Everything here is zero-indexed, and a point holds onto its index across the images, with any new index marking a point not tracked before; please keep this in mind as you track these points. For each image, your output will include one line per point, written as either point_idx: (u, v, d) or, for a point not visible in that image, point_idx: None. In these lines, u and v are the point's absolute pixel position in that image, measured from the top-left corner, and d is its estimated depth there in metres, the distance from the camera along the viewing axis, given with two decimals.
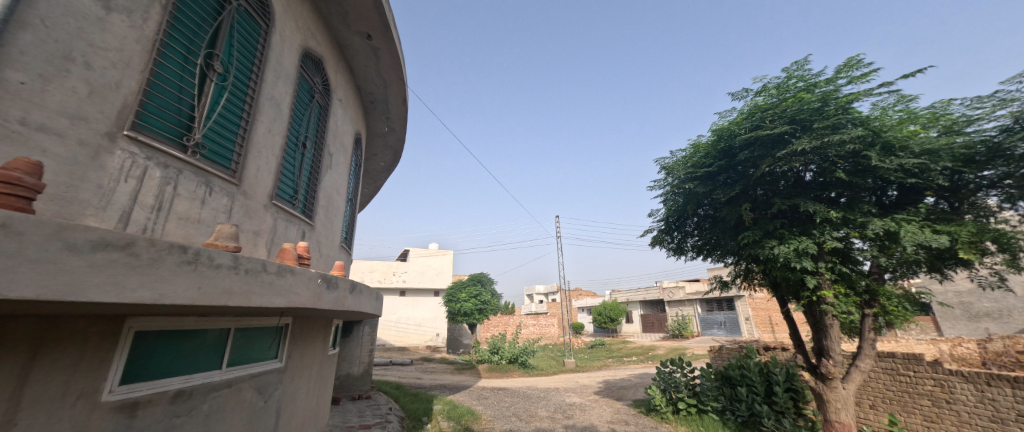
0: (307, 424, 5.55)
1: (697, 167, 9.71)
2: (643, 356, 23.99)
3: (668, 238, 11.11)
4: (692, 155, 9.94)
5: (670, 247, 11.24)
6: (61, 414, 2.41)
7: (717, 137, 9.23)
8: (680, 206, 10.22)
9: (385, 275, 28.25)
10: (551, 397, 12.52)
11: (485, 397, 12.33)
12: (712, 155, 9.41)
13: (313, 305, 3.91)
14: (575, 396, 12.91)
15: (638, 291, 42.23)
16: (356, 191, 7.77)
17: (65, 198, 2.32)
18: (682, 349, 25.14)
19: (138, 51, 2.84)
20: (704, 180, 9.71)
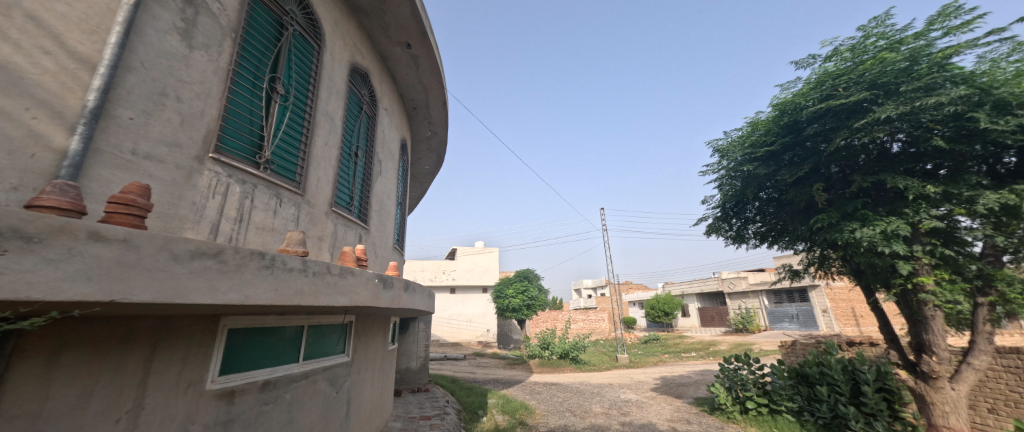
0: (374, 414, 5.95)
1: (757, 147, 9.07)
2: (703, 352, 22.75)
3: (726, 226, 10.46)
4: (750, 134, 9.32)
5: (728, 235, 10.59)
6: (176, 400, 2.81)
7: (779, 112, 8.55)
8: (739, 190, 9.57)
9: (436, 273, 29.30)
10: (606, 393, 12.31)
11: (538, 392, 12.41)
12: (774, 132, 8.73)
13: (372, 303, 4.19)
14: (630, 392, 12.58)
15: (696, 283, 40.07)
16: (404, 194, 8.16)
17: (167, 215, 2.69)
18: (747, 344, 23.50)
19: (216, 81, 3.20)
20: (766, 160, 9.02)
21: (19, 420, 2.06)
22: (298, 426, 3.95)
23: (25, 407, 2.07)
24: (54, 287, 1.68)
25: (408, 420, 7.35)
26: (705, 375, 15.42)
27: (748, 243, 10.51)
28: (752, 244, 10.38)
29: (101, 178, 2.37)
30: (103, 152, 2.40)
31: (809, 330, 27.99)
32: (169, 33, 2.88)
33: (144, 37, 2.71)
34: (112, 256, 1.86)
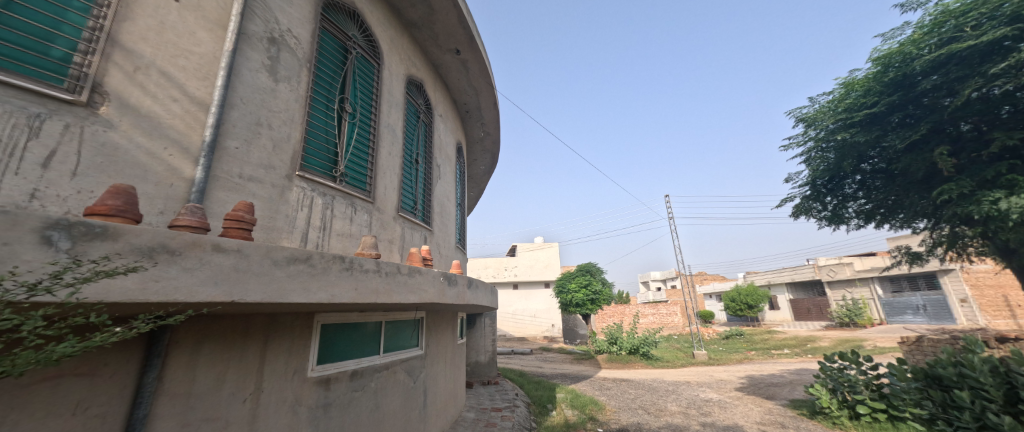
0: (449, 403, 6.36)
1: (854, 111, 7.98)
2: (799, 349, 20.49)
3: (818, 206, 9.37)
4: (844, 96, 8.27)
5: (822, 216, 9.47)
6: (286, 384, 3.29)
7: (883, 66, 7.45)
8: (833, 164, 8.50)
9: (498, 270, 30.03)
10: (683, 392, 11.71)
11: (609, 388, 12.18)
12: (875, 91, 7.61)
13: (439, 299, 4.48)
14: (710, 391, 11.78)
15: (786, 272, 36.17)
16: (463, 195, 8.51)
17: (267, 227, 3.14)
18: (857, 340, 20.65)
19: (296, 108, 3.64)
20: (867, 124, 7.88)
21: (178, 397, 2.59)
22: (383, 411, 4.37)
23: (180, 387, 2.61)
24: (193, 290, 2.09)
25: (480, 411, 7.70)
26: (800, 375, 13.88)
27: (848, 223, 9.30)
28: (855, 224, 9.19)
29: (217, 199, 2.86)
30: (218, 177, 2.88)
31: (941, 324, 24.14)
32: (260, 71, 3.35)
33: (241, 77, 3.19)
34: (230, 264, 2.24)
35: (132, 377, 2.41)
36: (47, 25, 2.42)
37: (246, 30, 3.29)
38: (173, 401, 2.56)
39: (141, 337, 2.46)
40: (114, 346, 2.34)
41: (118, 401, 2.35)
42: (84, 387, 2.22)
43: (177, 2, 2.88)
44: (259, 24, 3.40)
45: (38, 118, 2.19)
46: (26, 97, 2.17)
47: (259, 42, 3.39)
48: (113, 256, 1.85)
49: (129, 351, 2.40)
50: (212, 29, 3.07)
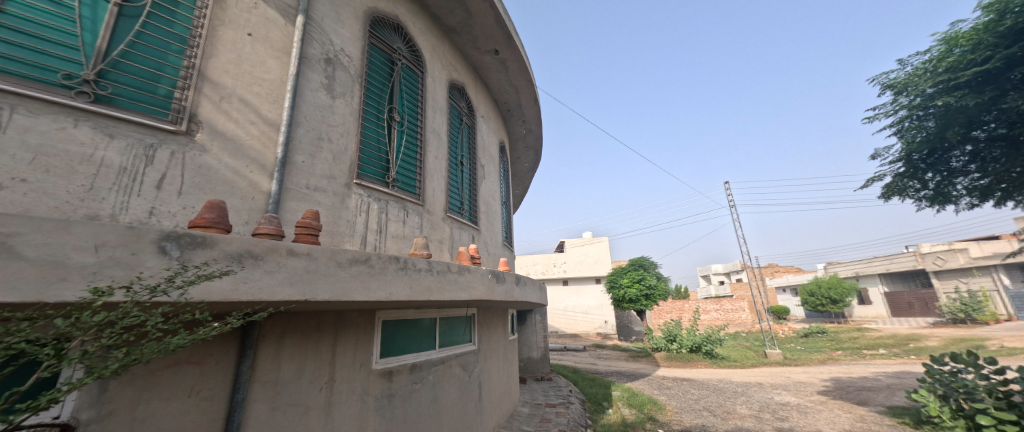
0: (503, 398, 6.52)
1: (960, 70, 6.91)
2: (899, 349, 18.05)
3: (915, 184, 8.26)
4: (947, 55, 7.20)
5: (922, 195, 8.34)
6: (355, 375, 3.61)
7: (998, 14, 6.38)
8: (933, 134, 7.44)
9: (547, 266, 30.06)
10: (754, 394, 10.91)
11: (669, 388, 11.70)
12: (988, 45, 6.53)
13: (489, 296, 4.63)
14: (786, 394, 10.84)
15: (880, 263, 32.09)
16: (508, 193, 8.64)
17: (332, 232, 3.46)
18: (975, 340, 17.74)
19: (351, 121, 3.95)
20: (978, 85, 6.78)
21: (267, 384, 2.96)
22: (442, 403, 4.61)
23: (268, 375, 2.97)
24: (273, 290, 2.39)
25: (534, 406, 7.80)
26: (901, 379, 12.25)
27: (958, 202, 8.07)
28: (966, 203, 8.01)
29: (290, 209, 3.21)
30: (289, 189, 3.23)
31: None
32: (319, 90, 3.69)
33: (304, 97, 3.53)
34: (302, 266, 2.54)
35: (230, 366, 2.80)
36: (153, 67, 2.82)
37: (306, 54, 3.63)
38: (263, 388, 2.93)
39: (236, 331, 2.85)
40: (216, 339, 2.74)
41: (221, 385, 2.74)
42: (195, 373, 2.62)
43: (250, 36, 3.26)
44: (316, 47, 3.74)
45: (151, 147, 2.60)
46: (142, 130, 2.59)
47: (317, 63, 3.72)
48: (210, 261, 2.17)
49: (227, 343, 2.79)
50: (279, 56, 3.43)
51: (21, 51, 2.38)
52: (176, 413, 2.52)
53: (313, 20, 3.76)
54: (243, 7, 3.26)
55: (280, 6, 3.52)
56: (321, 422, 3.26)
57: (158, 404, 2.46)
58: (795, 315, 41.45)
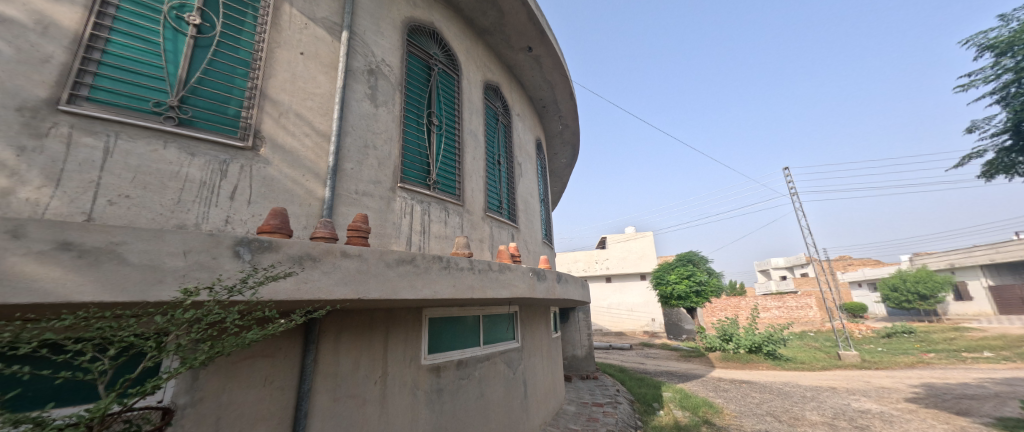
0: (548, 395, 6.54)
1: None
2: (1007, 352, 15.72)
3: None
4: None
5: None
6: (405, 370, 3.80)
7: None
8: None
9: (588, 263, 29.45)
10: (826, 399, 10.02)
11: (726, 390, 11.07)
12: None
13: (531, 294, 4.66)
14: (864, 401, 9.84)
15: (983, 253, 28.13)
16: (546, 190, 8.63)
17: (380, 234, 3.67)
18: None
19: (394, 127, 4.16)
20: None
21: (328, 377, 3.21)
22: (488, 399, 4.72)
23: (328, 368, 3.22)
24: (330, 289, 2.60)
25: (581, 404, 7.74)
26: (1010, 387, 10.67)
27: None
28: None
29: (342, 214, 3.45)
30: (341, 195, 3.47)
31: None
32: (364, 100, 3.92)
33: (351, 108, 3.77)
34: (354, 267, 2.74)
35: (296, 359, 3.07)
36: (222, 90, 3.11)
37: (351, 67, 3.87)
38: (324, 379, 3.18)
39: (299, 327, 3.11)
40: (283, 334, 3.01)
41: (289, 377, 3.01)
42: (266, 365, 2.91)
43: (302, 55, 3.54)
44: (360, 60, 3.97)
45: (224, 163, 2.91)
46: (216, 147, 2.91)
47: (361, 75, 3.96)
48: (275, 263, 2.40)
49: (292, 338, 3.06)
50: (327, 71, 3.69)
51: (121, 85, 2.72)
52: (252, 401, 2.81)
53: (356, 35, 4.00)
54: (295, 29, 3.55)
55: (327, 24, 3.79)
56: (377, 413, 3.48)
57: (238, 392, 2.75)
58: (875, 313, 37.55)
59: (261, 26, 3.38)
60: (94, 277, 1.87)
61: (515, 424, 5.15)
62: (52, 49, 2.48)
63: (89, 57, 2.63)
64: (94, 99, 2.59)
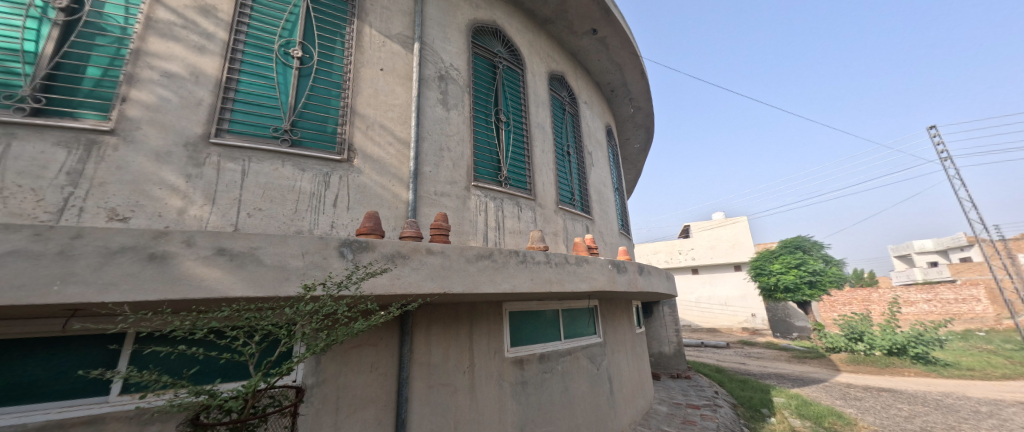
0: (636, 394, 6.26)
1: None
2: None
3: None
4: None
5: None
6: (491, 362, 3.98)
7: None
8: None
9: (671, 255, 27.44)
10: (1010, 417, 7.92)
11: (858, 398, 9.41)
12: None
13: (611, 287, 4.53)
14: None
15: None
16: (620, 179, 8.28)
17: (458, 232, 3.90)
18: None
19: (465, 129, 4.37)
20: None
21: (423, 365, 3.51)
22: (573, 394, 4.69)
23: (422, 357, 3.52)
24: (419, 284, 2.85)
25: (674, 406, 7.26)
26: None
27: None
28: None
29: (424, 214, 3.74)
30: (422, 197, 3.76)
31: None
32: (437, 106, 4.19)
33: (426, 115, 4.07)
34: (439, 263, 2.98)
35: (395, 349, 3.42)
36: (322, 112, 3.58)
37: (424, 76, 4.17)
38: (419, 368, 3.49)
39: (396, 320, 3.46)
40: (383, 326, 3.38)
41: (390, 364, 3.37)
42: (372, 353, 3.29)
43: (381, 70, 3.92)
44: (431, 68, 4.26)
45: (327, 175, 3.36)
46: (320, 162, 3.37)
47: (433, 82, 4.24)
48: (373, 261, 2.71)
49: (390, 330, 3.41)
50: (404, 82, 4.02)
51: (250, 117, 3.27)
52: (363, 384, 3.20)
53: (426, 44, 4.29)
54: (375, 48, 3.94)
55: (401, 39, 4.13)
56: (467, 401, 3.70)
57: (352, 376, 3.16)
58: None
59: (348, 50, 3.84)
60: (241, 275, 2.32)
61: (603, 421, 5.03)
62: (203, 94, 3.12)
63: (227, 96, 3.22)
64: (232, 131, 3.17)
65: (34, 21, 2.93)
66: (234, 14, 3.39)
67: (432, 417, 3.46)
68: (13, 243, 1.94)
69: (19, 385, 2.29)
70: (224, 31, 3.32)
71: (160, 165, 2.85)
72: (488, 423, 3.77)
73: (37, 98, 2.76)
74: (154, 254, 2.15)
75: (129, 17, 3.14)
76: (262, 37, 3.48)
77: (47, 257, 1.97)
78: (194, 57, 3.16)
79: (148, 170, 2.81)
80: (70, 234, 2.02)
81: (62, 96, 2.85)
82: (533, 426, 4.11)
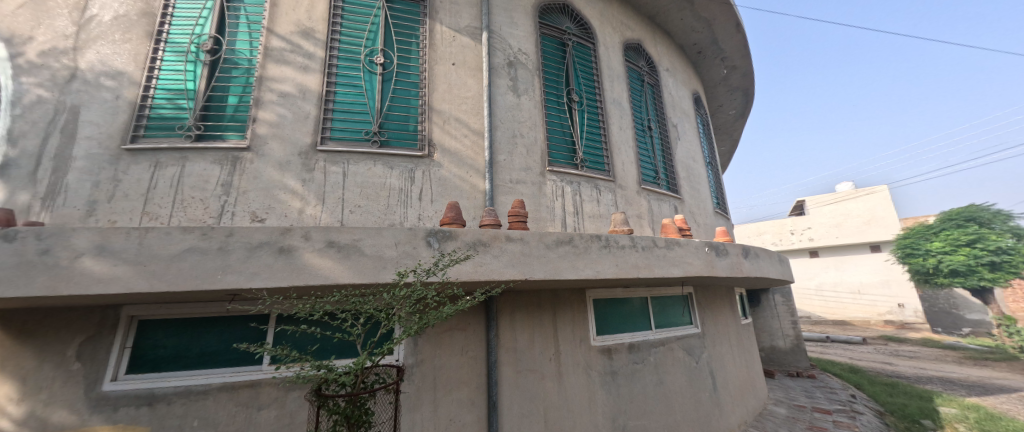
0: (746, 392, 5.59)
1: None
2: None
3: None
4: None
5: None
6: (577, 350, 3.90)
7: None
8: None
9: (780, 235, 23.81)
10: None
11: None
12: None
13: (709, 272, 4.07)
14: None
15: None
16: (713, 151, 7.40)
17: (536, 218, 3.88)
18: None
19: (537, 114, 4.31)
20: None
21: (509, 351, 3.60)
22: (670, 388, 4.36)
23: (509, 343, 3.61)
24: (501, 270, 2.91)
25: (795, 409, 6.31)
26: None
27: None
28: None
29: (502, 202, 3.80)
30: (499, 185, 3.82)
31: None
32: (508, 93, 4.20)
33: (498, 103, 4.11)
34: (519, 250, 3.00)
35: (482, 334, 3.56)
36: (404, 113, 3.84)
37: (494, 64, 4.21)
38: (507, 353, 3.58)
39: (481, 306, 3.60)
40: (470, 312, 3.55)
41: (479, 348, 3.52)
42: (462, 337, 3.48)
43: (454, 65, 4.06)
44: (500, 56, 4.28)
45: (412, 171, 3.61)
46: (406, 160, 3.63)
47: (503, 70, 4.25)
48: (457, 249, 2.82)
49: (477, 316, 3.57)
50: (475, 74, 4.11)
51: (346, 124, 3.65)
52: (455, 366, 3.40)
53: (495, 33, 4.32)
54: (447, 44, 4.10)
55: (470, 31, 4.23)
56: (555, 388, 3.69)
57: (446, 358, 3.39)
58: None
59: (423, 51, 4.05)
60: (348, 264, 2.61)
61: (706, 419, 4.59)
62: (309, 108, 3.58)
63: (327, 108, 3.64)
64: (334, 138, 3.58)
65: (191, 64, 3.66)
66: (327, 33, 3.81)
67: (522, 401, 3.53)
68: (188, 241, 2.47)
69: (205, 353, 3.04)
70: (321, 50, 3.75)
71: (283, 173, 3.36)
72: (578, 412, 3.72)
73: (198, 126, 3.46)
74: (282, 247, 2.55)
75: (253, 51, 3.75)
76: (351, 50, 3.85)
77: (211, 251, 2.47)
78: (301, 76, 3.64)
79: (274, 178, 3.33)
80: (225, 233, 2.51)
81: (214, 123, 3.53)
82: (626, 418, 3.93)
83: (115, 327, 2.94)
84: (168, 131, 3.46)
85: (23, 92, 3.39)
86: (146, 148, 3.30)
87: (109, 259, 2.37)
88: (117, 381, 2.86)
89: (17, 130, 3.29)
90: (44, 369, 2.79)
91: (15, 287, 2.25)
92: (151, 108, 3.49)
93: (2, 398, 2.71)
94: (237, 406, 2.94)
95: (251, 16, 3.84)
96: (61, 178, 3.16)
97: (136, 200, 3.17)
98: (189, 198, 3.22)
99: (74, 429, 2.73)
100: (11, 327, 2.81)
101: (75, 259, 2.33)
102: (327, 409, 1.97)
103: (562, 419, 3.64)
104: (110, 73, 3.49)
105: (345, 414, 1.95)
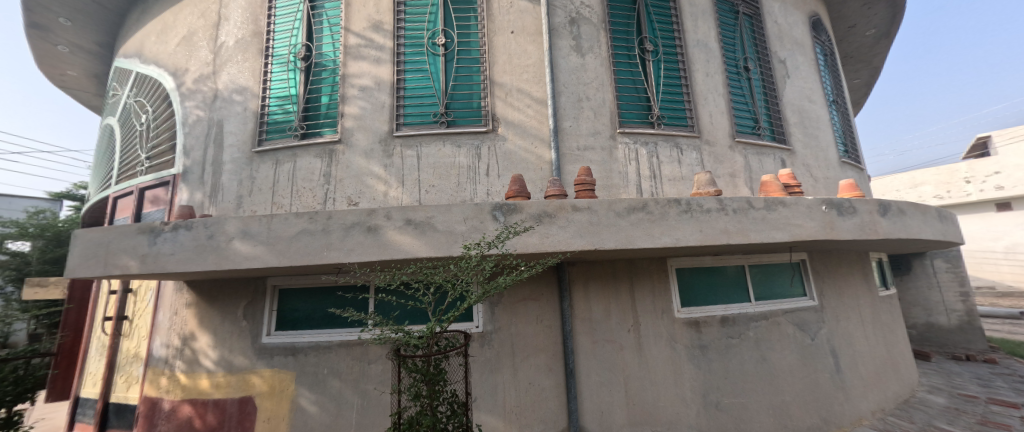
0: (883, 375, 4.64)
1: None
2: None
3: None
4: None
5: None
6: (659, 322, 3.69)
7: None
8: None
9: (948, 186, 18.57)
10: None
11: None
12: None
13: (827, 235, 3.39)
14: None
15: None
16: (839, 87, 5.99)
17: (607, 186, 3.69)
18: None
19: (604, 72, 4.00)
20: None
21: (585, 321, 3.59)
22: (775, 366, 3.86)
23: (583, 313, 3.60)
24: (569, 241, 2.85)
25: (960, 399, 5.05)
26: None
27: None
28: None
29: (569, 171, 3.69)
30: (565, 154, 3.71)
31: None
32: (572, 55, 3.96)
33: (561, 67, 3.91)
34: (586, 220, 2.89)
35: (556, 303, 3.61)
36: (467, 91, 3.90)
37: (554, 25, 3.99)
38: (582, 323, 3.58)
39: (554, 276, 3.64)
40: (543, 282, 3.62)
41: (554, 317, 3.58)
42: (536, 307, 3.57)
43: (513, 33, 3.96)
44: (561, 14, 4.03)
45: (478, 148, 3.71)
46: (472, 137, 3.73)
47: (564, 29, 4.00)
48: (522, 220, 2.84)
49: (550, 286, 3.62)
50: (536, 40, 3.96)
51: (416, 109, 3.87)
52: (532, 334, 3.53)
53: None
54: (504, 12, 4.01)
55: None
56: (636, 360, 3.58)
57: (522, 325, 3.53)
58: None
59: (482, 23, 4.01)
60: (424, 240, 2.84)
61: (826, 403, 3.96)
62: (385, 97, 3.87)
63: (400, 96, 3.89)
64: (407, 123, 3.84)
65: (292, 72, 4.21)
66: (394, 23, 4.02)
67: (600, 370, 3.52)
68: (301, 225, 2.92)
69: (327, 315, 3.67)
70: (389, 40, 3.99)
71: (368, 160, 3.74)
72: (662, 384, 3.56)
73: (302, 126, 4.00)
74: (369, 226, 2.87)
75: (336, 52, 4.15)
76: (415, 35, 4.01)
77: (318, 232, 2.90)
78: (375, 69, 3.94)
79: (362, 166, 3.74)
80: (327, 216, 2.91)
81: (313, 121, 4.05)
82: (720, 395, 3.63)
83: (264, 294, 3.70)
84: (282, 133, 4.08)
85: (188, 114, 4.35)
86: (269, 150, 3.96)
87: (251, 241, 2.95)
88: (271, 335, 3.64)
89: (188, 144, 4.25)
90: (225, 325, 3.69)
91: (195, 263, 2.96)
92: (268, 114, 4.15)
93: (204, 344, 3.69)
94: (353, 359, 3.51)
95: (331, 18, 4.24)
96: (218, 179, 4.02)
97: (266, 193, 3.87)
98: (302, 189, 3.81)
99: (248, 369, 3.58)
100: (204, 294, 3.79)
101: (229, 242, 2.96)
102: (407, 367, 2.25)
103: (645, 391, 3.53)
104: (238, 89, 4.24)
105: (422, 372, 2.20)
